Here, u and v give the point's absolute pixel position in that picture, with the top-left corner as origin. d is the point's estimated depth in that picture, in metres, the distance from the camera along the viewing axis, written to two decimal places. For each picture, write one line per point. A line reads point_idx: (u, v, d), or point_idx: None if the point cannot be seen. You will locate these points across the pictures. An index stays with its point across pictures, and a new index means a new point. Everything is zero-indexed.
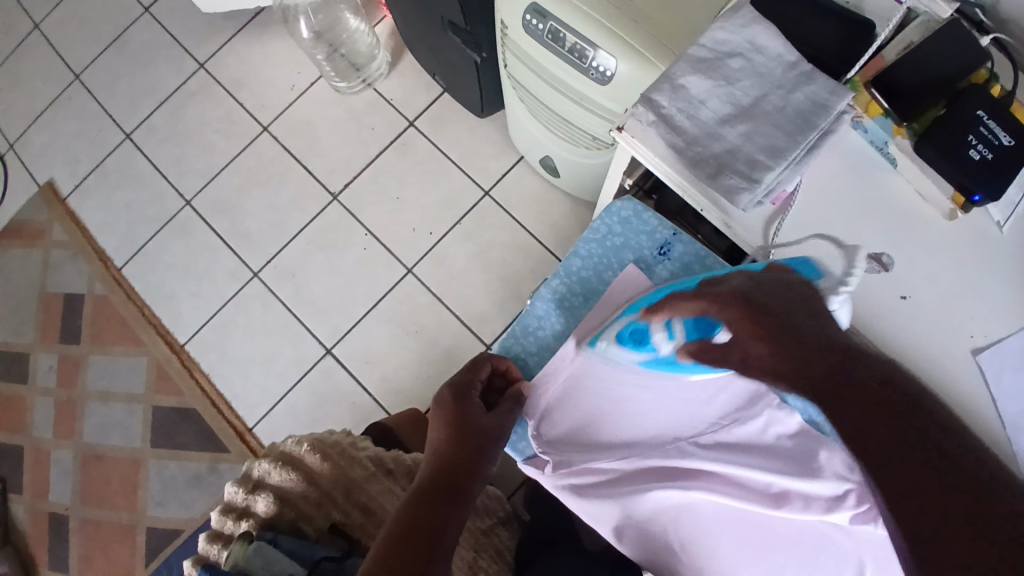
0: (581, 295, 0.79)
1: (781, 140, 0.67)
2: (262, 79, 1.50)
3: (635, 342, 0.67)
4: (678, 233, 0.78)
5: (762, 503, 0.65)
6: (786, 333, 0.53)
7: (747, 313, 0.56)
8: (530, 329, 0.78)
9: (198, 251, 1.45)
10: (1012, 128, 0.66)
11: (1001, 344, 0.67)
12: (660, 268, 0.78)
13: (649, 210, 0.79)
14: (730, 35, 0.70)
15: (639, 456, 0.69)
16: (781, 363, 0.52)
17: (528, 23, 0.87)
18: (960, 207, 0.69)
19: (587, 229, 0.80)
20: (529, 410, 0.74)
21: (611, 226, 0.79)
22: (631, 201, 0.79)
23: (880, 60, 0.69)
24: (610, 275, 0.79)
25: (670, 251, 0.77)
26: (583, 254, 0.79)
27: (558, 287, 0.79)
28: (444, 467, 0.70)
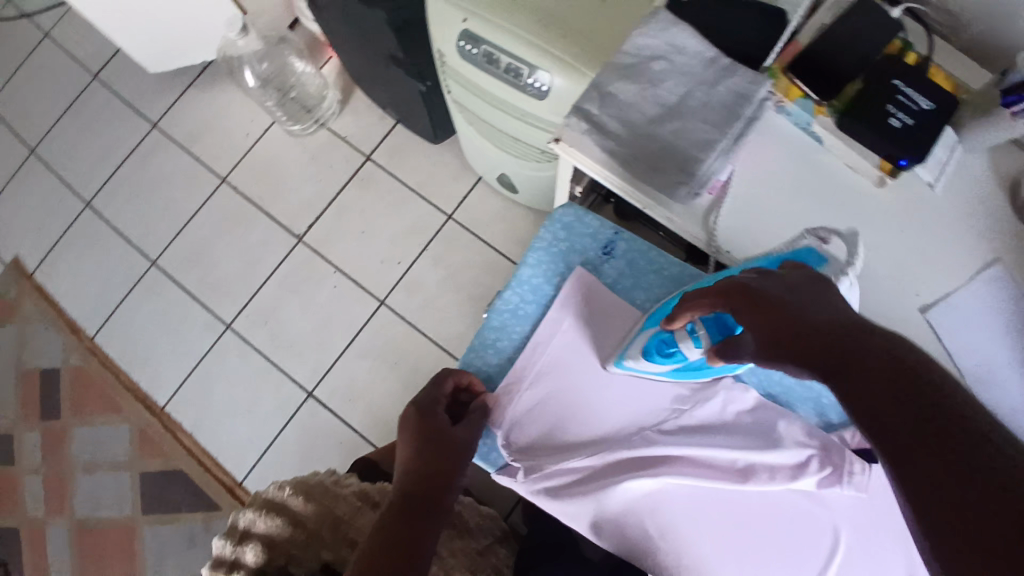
0: (534, 302, 0.79)
1: (709, 132, 0.70)
2: (216, 132, 1.51)
3: (664, 353, 0.65)
4: (620, 231, 0.79)
5: (731, 479, 0.68)
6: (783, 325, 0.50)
7: (752, 306, 0.53)
8: (488, 341, 0.80)
9: (171, 308, 1.44)
10: (929, 92, 0.69)
11: (948, 301, 0.71)
12: (607, 268, 0.78)
13: (591, 213, 0.80)
14: (651, 40, 0.72)
15: (608, 451, 0.71)
16: (776, 344, 0.50)
17: (463, 48, 0.90)
18: (888, 174, 0.71)
19: (533, 239, 0.81)
20: (494, 419, 0.75)
21: (556, 234, 0.80)
22: (571, 207, 0.80)
23: (795, 47, 0.73)
24: (560, 280, 0.79)
25: (614, 250, 0.78)
26: (532, 263, 0.80)
27: (512, 298, 0.79)
28: (416, 481, 0.70)
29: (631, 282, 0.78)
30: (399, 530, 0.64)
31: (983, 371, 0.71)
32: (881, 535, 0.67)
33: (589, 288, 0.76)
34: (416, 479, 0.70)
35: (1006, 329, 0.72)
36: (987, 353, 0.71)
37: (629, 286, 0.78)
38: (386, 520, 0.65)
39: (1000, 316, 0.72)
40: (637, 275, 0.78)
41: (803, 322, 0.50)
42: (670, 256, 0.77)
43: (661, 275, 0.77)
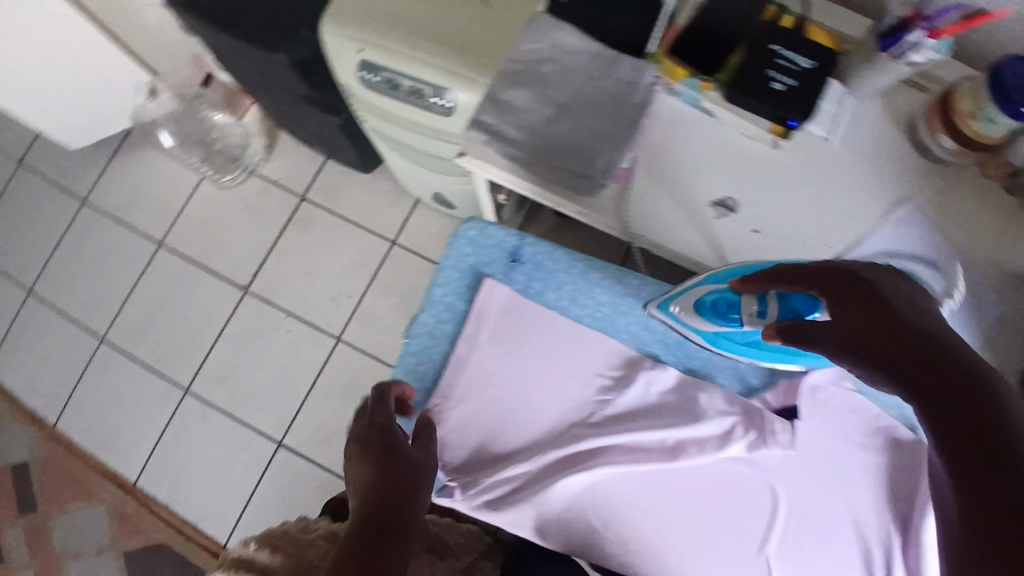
0: (450, 321, 0.80)
1: (603, 124, 0.72)
2: (148, 197, 1.49)
3: (719, 312, 0.65)
4: (524, 237, 0.79)
5: (660, 458, 0.73)
6: (868, 320, 0.47)
7: (847, 296, 0.50)
8: (411, 366, 0.80)
9: (129, 382, 1.42)
10: (808, 51, 0.70)
11: (860, 246, 0.73)
12: (517, 274, 0.79)
13: (493, 224, 0.80)
14: (535, 44, 0.73)
15: (541, 454, 0.75)
16: (858, 338, 0.47)
17: (364, 78, 0.89)
18: (781, 136, 0.73)
19: (441, 260, 0.82)
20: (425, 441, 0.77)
21: (462, 250, 0.81)
22: (474, 221, 0.80)
23: (675, 27, 0.73)
24: (471, 294, 0.80)
25: (520, 257, 0.79)
26: (443, 282, 0.81)
27: (428, 320, 0.81)
28: (374, 500, 0.62)
29: (541, 284, 0.79)
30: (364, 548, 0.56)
31: None
32: (815, 484, 0.72)
33: (503, 296, 0.78)
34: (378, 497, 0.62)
35: (924, 262, 0.74)
36: None
37: (541, 288, 0.79)
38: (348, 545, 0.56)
39: (916, 251, 0.74)
40: (546, 276, 0.79)
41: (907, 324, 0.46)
42: (575, 253, 0.79)
43: (571, 272, 0.78)
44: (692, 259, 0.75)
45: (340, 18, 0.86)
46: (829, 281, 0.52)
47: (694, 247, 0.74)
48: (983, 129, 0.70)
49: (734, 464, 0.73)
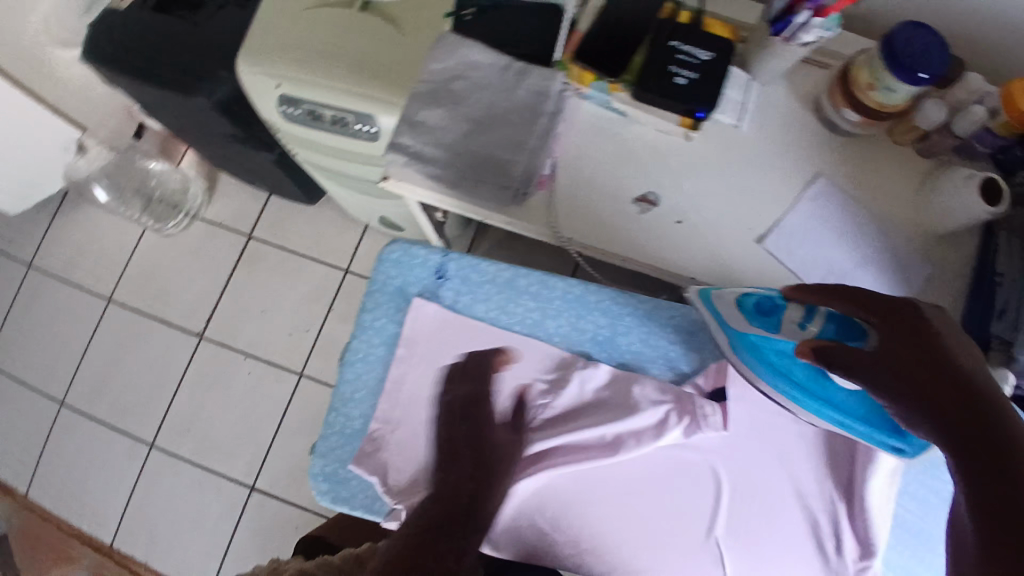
0: (383, 344, 0.81)
1: (519, 134, 0.74)
2: (94, 253, 1.47)
3: (759, 314, 0.65)
4: (448, 253, 0.80)
5: (603, 454, 0.74)
6: (912, 358, 0.52)
7: (897, 327, 0.55)
8: (348, 396, 0.80)
9: (93, 444, 1.39)
10: (706, 43, 0.72)
11: (780, 226, 0.75)
12: (444, 291, 0.79)
13: (416, 243, 0.81)
14: (444, 63, 0.74)
15: (487, 464, 0.74)
16: (896, 374, 0.52)
17: (286, 112, 0.90)
18: (691, 128, 0.75)
19: (369, 283, 0.82)
20: (360, 463, 0.76)
21: (388, 272, 0.82)
22: (397, 243, 0.81)
23: (577, 33, 0.74)
24: (401, 314, 0.81)
25: (446, 272, 0.80)
26: (372, 306, 0.81)
27: (360, 346, 0.81)
28: (448, 493, 0.72)
29: (469, 297, 0.79)
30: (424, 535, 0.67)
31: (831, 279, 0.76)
32: (757, 462, 0.74)
33: (432, 314, 0.79)
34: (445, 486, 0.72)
35: (843, 233, 0.76)
36: (831, 263, 0.76)
37: (469, 301, 0.79)
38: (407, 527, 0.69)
39: (835, 222, 0.76)
40: (473, 288, 0.79)
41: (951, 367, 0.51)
42: (499, 263, 0.80)
43: (497, 281, 0.79)
44: (621, 256, 0.76)
45: (255, 54, 0.86)
46: (880, 310, 0.56)
47: (620, 243, 0.75)
48: (883, 99, 0.71)
49: (677, 452, 0.75)
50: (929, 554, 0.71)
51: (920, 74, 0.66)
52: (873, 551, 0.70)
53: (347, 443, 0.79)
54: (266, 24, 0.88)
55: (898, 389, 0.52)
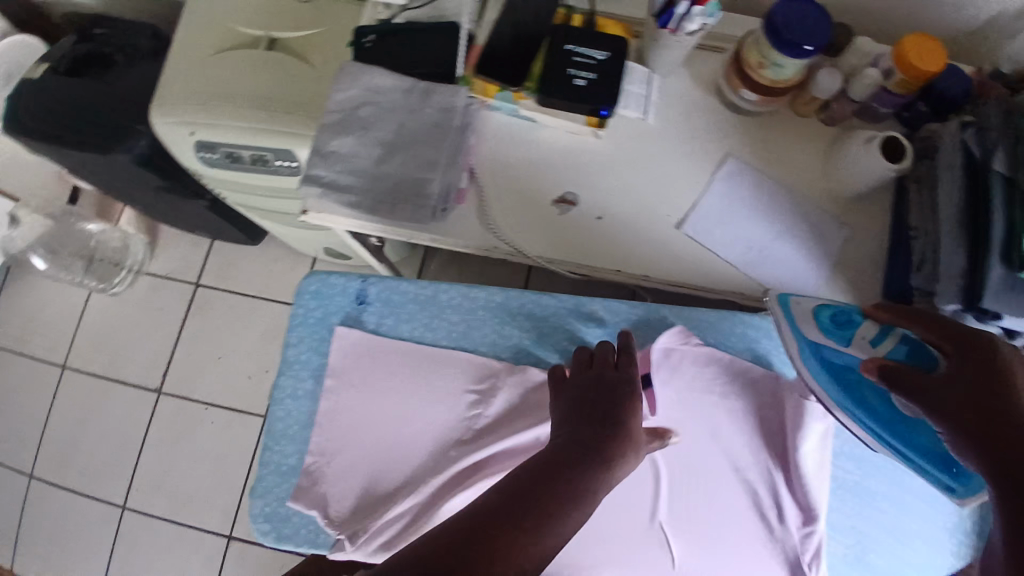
0: (310, 377, 0.78)
1: (430, 152, 0.74)
2: (40, 322, 1.43)
3: (834, 327, 0.67)
4: (366, 278, 0.78)
5: None
6: (967, 387, 0.51)
7: (965, 357, 0.54)
8: (280, 433, 0.77)
9: (60, 517, 1.34)
10: (601, 43, 0.74)
11: (696, 211, 0.77)
12: (366, 316, 0.77)
13: (334, 272, 0.79)
14: (348, 92, 0.74)
15: (425, 484, 0.71)
16: (949, 398, 0.52)
17: (204, 157, 0.89)
18: (598, 126, 0.76)
19: (290, 318, 0.79)
20: (298, 499, 0.73)
21: (308, 306, 0.79)
22: (314, 275, 0.79)
23: (476, 48, 0.76)
24: (326, 345, 0.78)
25: (367, 297, 0.78)
26: (295, 341, 0.78)
27: (287, 383, 0.78)
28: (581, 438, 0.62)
29: (393, 318, 0.77)
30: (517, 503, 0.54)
31: (753, 255, 0.77)
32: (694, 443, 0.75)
33: (356, 340, 0.76)
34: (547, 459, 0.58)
35: (758, 210, 0.78)
36: (750, 239, 0.77)
37: (393, 323, 0.77)
38: (505, 491, 0.54)
39: (750, 199, 0.79)
40: (396, 310, 0.77)
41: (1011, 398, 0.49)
42: (419, 281, 0.78)
43: (418, 300, 0.77)
44: (546, 259, 0.76)
45: (165, 105, 0.86)
46: (954, 341, 0.55)
47: (543, 245, 0.76)
48: (775, 75, 0.73)
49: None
50: (870, 509, 0.74)
51: (805, 47, 0.68)
52: (815, 515, 0.71)
53: (283, 481, 0.75)
54: (174, 74, 0.87)
55: (953, 416, 0.51)
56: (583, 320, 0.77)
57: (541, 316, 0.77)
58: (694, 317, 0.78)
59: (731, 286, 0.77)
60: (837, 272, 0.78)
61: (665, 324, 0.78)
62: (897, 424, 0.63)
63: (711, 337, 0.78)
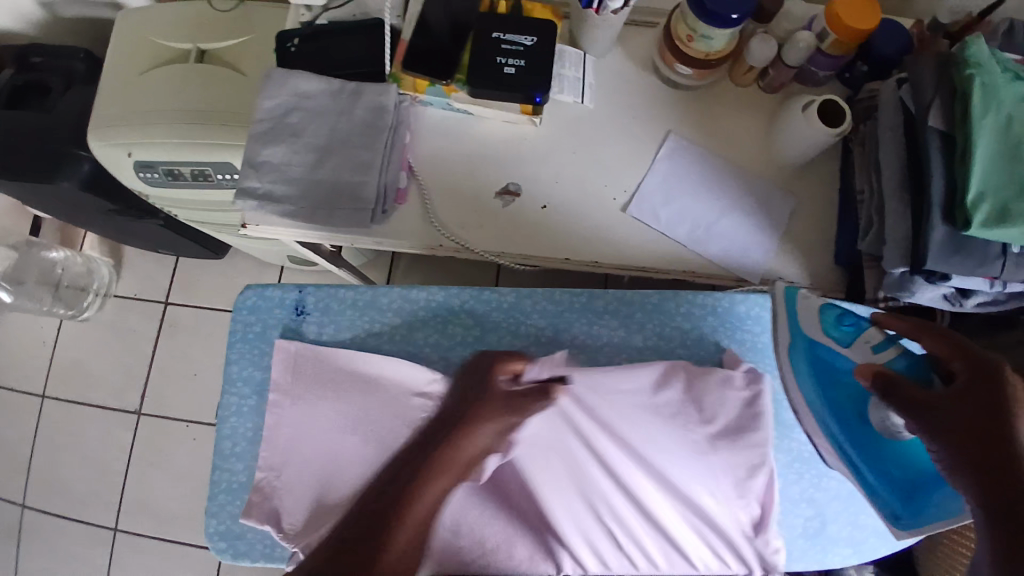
0: (254, 393, 0.78)
1: (364, 154, 0.72)
2: (12, 352, 1.42)
3: (835, 325, 0.64)
4: (303, 288, 0.78)
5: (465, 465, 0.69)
6: (972, 425, 0.49)
7: (975, 384, 0.50)
8: (228, 452, 0.77)
9: (49, 545, 1.34)
10: (527, 28, 0.73)
11: (637, 194, 0.76)
12: (307, 326, 0.77)
13: (269, 285, 0.79)
14: (275, 99, 0.73)
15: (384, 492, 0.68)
16: (951, 422, 0.50)
17: (144, 177, 0.87)
18: (534, 114, 0.75)
19: (230, 334, 0.79)
20: (250, 515, 0.72)
21: (247, 319, 0.79)
22: (250, 289, 0.79)
23: (401, 44, 0.74)
24: (269, 358, 0.78)
25: (305, 307, 0.77)
26: (237, 358, 0.78)
27: (232, 400, 0.78)
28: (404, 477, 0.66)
29: (333, 326, 0.77)
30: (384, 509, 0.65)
31: (698, 232, 0.76)
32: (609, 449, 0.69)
33: (297, 352, 0.75)
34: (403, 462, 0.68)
35: (699, 186, 0.77)
36: (693, 216, 0.77)
37: (334, 330, 0.77)
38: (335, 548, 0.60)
39: (688, 176, 0.78)
40: (336, 317, 0.77)
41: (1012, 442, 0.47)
42: (357, 286, 0.78)
43: (356, 306, 0.77)
44: (492, 253, 0.75)
45: (100, 128, 0.85)
46: (964, 362, 0.52)
47: (485, 239, 0.75)
48: (706, 47, 0.72)
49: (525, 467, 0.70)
50: (826, 478, 0.74)
51: (732, 16, 0.67)
52: (764, 468, 0.69)
53: (232, 499, 0.76)
54: (107, 96, 0.86)
55: (952, 441, 0.49)
56: (523, 312, 0.77)
57: (484, 312, 0.77)
58: (635, 300, 0.77)
59: (683, 264, 0.76)
60: (786, 242, 0.77)
61: (613, 310, 0.77)
62: (861, 438, 0.62)
63: (658, 319, 0.77)
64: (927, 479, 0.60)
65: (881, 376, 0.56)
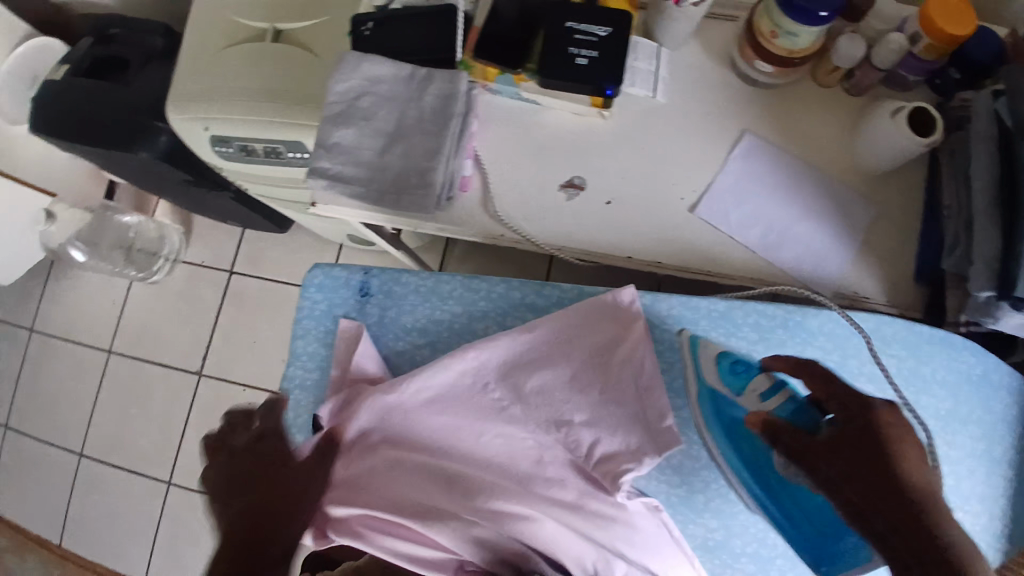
0: (317, 368, 0.79)
1: (432, 140, 0.73)
2: (88, 309, 1.51)
3: (731, 374, 0.66)
4: (369, 270, 0.79)
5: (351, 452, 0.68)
6: (873, 471, 0.50)
7: (855, 427, 0.53)
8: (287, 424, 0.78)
9: (113, 492, 1.43)
10: (603, 18, 0.71)
11: (708, 194, 0.74)
12: (369, 308, 0.78)
13: (336, 266, 0.80)
14: (348, 83, 0.74)
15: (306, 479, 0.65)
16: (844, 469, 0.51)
17: (221, 151, 0.91)
18: (603, 107, 0.74)
19: (297, 310, 0.80)
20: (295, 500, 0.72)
21: (314, 297, 0.80)
22: (316, 269, 0.80)
23: (474, 31, 0.73)
24: (332, 337, 0.79)
25: (370, 289, 0.78)
26: (303, 333, 0.79)
27: (295, 373, 0.79)
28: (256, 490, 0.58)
29: (395, 310, 0.78)
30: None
31: (770, 237, 0.74)
32: (397, 429, 0.68)
33: (358, 333, 0.76)
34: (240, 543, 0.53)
35: (774, 188, 0.75)
36: (768, 220, 0.74)
37: (395, 315, 0.78)
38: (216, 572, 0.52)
39: (760, 179, 0.75)
40: (398, 301, 0.78)
41: (908, 483, 0.49)
42: (420, 271, 0.79)
43: (416, 292, 0.78)
44: (554, 247, 0.75)
45: (180, 102, 0.88)
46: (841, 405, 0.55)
47: (550, 232, 0.75)
48: (790, 45, 0.69)
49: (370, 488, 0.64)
50: None
51: (820, 13, 0.64)
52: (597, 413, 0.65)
53: None
54: (186, 71, 0.89)
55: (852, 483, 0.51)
56: None
57: (547, 307, 0.76)
58: (700, 305, 0.74)
59: (748, 269, 0.74)
60: (861, 252, 0.74)
61: (681, 316, 0.74)
62: (777, 489, 0.61)
63: (723, 331, 0.73)
64: (830, 527, 0.58)
65: (769, 423, 0.56)
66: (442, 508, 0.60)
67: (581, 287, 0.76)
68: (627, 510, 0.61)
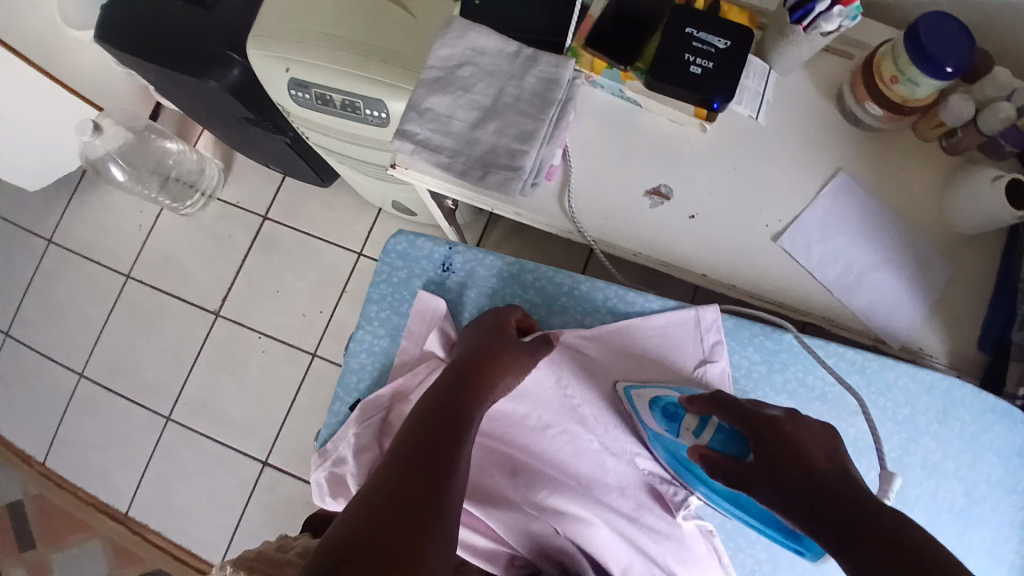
0: (386, 334, 0.82)
1: (527, 123, 0.71)
2: (112, 229, 1.48)
3: (664, 418, 0.70)
4: (453, 246, 0.82)
5: None
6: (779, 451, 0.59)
7: (756, 428, 0.62)
8: (352, 385, 0.82)
9: (108, 418, 1.40)
10: (723, 30, 0.69)
11: (797, 223, 0.73)
12: (449, 284, 0.81)
13: (421, 236, 0.82)
14: (451, 49, 0.71)
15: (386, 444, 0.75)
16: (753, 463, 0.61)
17: (296, 96, 0.88)
18: (706, 119, 0.73)
19: (374, 274, 0.83)
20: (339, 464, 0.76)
21: (393, 263, 0.83)
22: (402, 235, 0.82)
23: (589, 20, 0.73)
24: (406, 305, 0.82)
25: (451, 264, 0.81)
26: (377, 297, 0.82)
27: (365, 337, 0.82)
28: (441, 399, 0.63)
29: (473, 289, 0.81)
30: (393, 493, 0.52)
31: (851, 279, 0.73)
32: (491, 413, 0.75)
33: (435, 308, 0.79)
34: (422, 423, 0.60)
35: (868, 231, 0.74)
36: (852, 259, 0.73)
37: (472, 293, 0.81)
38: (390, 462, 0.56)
39: (857, 222, 0.74)
40: (477, 281, 0.81)
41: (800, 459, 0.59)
42: (503, 256, 0.81)
43: (494, 275, 0.81)
44: (634, 251, 0.74)
45: (266, 37, 0.85)
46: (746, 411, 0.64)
47: (632, 236, 0.74)
48: (907, 93, 0.69)
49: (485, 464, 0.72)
50: None
51: (947, 68, 0.63)
52: None
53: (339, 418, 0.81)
54: (276, 7, 0.86)
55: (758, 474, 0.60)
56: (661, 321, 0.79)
57: (624, 313, 0.78)
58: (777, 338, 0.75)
59: (824, 309, 0.73)
60: (936, 312, 0.73)
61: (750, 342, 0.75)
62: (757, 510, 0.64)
63: (799, 366, 0.75)
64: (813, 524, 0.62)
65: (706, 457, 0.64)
66: (504, 496, 0.70)
67: (662, 300, 0.78)
68: (680, 529, 0.69)
